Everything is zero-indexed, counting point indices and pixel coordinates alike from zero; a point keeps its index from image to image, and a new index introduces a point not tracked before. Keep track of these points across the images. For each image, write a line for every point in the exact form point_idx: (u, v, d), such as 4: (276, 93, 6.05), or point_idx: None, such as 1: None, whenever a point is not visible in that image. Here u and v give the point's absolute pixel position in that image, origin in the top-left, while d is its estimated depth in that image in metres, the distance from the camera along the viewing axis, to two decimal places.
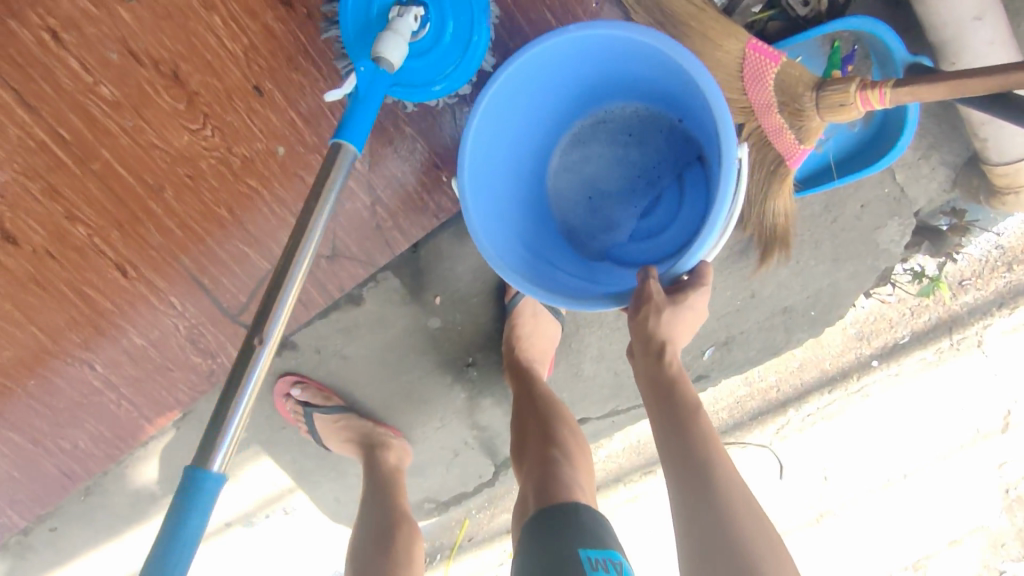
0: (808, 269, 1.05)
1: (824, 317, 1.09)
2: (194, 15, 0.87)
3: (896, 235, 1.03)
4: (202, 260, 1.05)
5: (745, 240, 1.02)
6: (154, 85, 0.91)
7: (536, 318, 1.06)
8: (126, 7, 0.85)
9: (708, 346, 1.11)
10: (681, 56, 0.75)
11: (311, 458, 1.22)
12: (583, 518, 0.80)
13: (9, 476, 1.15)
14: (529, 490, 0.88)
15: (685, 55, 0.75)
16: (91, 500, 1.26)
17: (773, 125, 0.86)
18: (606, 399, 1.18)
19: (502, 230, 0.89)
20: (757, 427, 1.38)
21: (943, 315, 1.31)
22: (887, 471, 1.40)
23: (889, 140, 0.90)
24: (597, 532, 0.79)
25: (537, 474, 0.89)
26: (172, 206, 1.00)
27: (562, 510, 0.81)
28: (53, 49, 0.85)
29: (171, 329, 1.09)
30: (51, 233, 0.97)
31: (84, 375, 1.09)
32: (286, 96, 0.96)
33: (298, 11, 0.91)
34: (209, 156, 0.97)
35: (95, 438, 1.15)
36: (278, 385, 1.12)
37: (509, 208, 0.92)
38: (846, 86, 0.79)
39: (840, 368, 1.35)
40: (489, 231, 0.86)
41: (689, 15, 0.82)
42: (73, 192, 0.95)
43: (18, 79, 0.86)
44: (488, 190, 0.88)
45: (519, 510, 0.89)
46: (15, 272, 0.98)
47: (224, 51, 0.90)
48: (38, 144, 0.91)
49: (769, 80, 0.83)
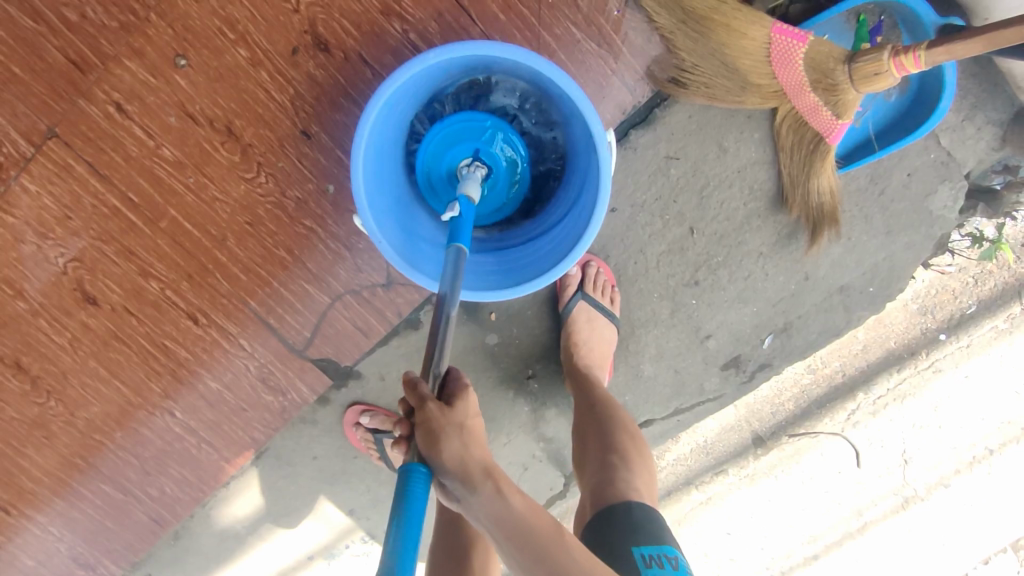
0: (861, 244, 1.04)
1: (884, 293, 1.07)
2: (243, 74, 0.94)
3: (948, 200, 1.01)
4: (267, 302, 1.07)
5: (791, 222, 1.02)
6: (212, 143, 0.98)
7: (592, 323, 1.04)
8: (181, 74, 0.94)
9: (767, 335, 1.10)
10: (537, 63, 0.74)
11: (384, 484, 1.25)
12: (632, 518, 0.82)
13: (103, 525, 1.21)
14: (587, 496, 0.89)
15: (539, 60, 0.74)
16: (180, 544, 1.28)
17: (808, 103, 0.88)
18: (669, 399, 1.15)
19: (404, 236, 0.88)
20: (827, 415, 1.35)
21: (1010, 279, 1.25)
22: (970, 449, 1.35)
23: (930, 103, 0.89)
24: (652, 527, 0.82)
25: (595, 481, 0.89)
26: (234, 254, 1.04)
27: (612, 510, 0.83)
28: (118, 119, 0.96)
29: (242, 370, 1.12)
30: (128, 289, 1.05)
31: (166, 422, 1.14)
32: (333, 138, 0.99)
33: (336, 55, 0.94)
34: (266, 203, 1.01)
35: (180, 483, 1.19)
36: (347, 416, 1.17)
37: (397, 208, 0.89)
38: (878, 54, 0.79)
39: (907, 346, 1.31)
40: (402, 252, 0.85)
41: (710, 8, 0.85)
42: (145, 251, 1.03)
43: (91, 152, 0.97)
44: (387, 212, 0.86)
45: (581, 513, 0.91)
46: (98, 330, 1.07)
47: (274, 103, 0.96)
48: (112, 209, 1.01)
49: (798, 61, 0.85)
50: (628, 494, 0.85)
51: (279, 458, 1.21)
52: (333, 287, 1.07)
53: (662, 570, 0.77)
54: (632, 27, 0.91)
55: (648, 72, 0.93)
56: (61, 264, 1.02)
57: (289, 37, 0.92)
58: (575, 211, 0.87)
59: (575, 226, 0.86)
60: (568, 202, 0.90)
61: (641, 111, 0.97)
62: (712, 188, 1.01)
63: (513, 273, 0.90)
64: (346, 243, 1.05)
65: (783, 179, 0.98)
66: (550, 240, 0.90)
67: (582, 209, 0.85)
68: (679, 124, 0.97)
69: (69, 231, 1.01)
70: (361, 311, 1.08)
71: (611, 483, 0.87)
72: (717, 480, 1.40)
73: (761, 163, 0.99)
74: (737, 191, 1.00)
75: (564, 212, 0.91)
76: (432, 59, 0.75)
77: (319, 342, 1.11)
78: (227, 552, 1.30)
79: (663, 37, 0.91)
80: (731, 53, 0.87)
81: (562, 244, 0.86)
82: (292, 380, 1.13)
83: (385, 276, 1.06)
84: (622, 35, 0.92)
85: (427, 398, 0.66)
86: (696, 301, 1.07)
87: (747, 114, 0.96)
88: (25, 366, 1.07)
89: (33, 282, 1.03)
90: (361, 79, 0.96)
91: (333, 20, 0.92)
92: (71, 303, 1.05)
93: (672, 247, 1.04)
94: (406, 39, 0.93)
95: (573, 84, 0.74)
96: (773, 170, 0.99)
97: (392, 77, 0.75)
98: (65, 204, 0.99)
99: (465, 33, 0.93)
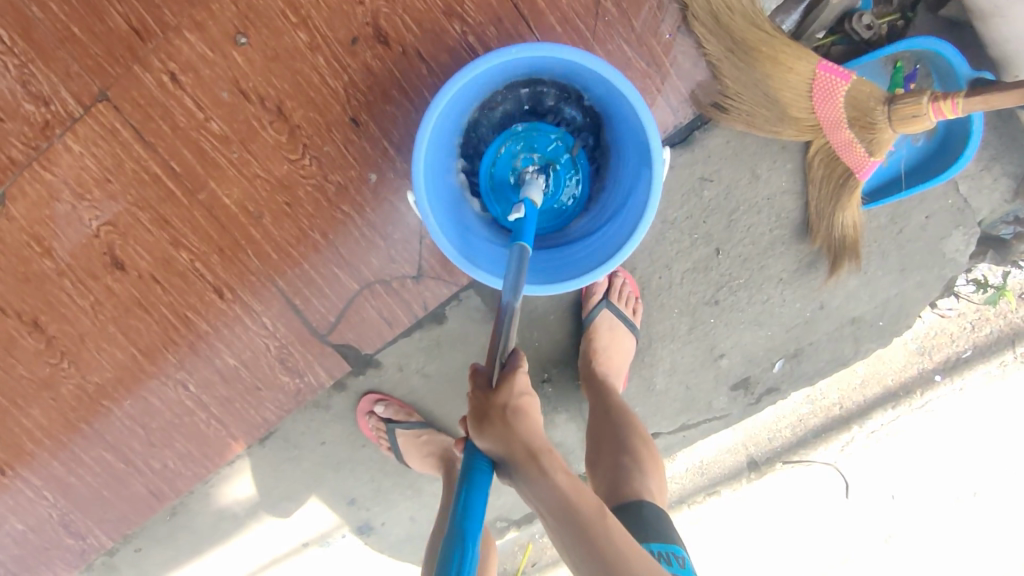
0: (876, 279, 1.08)
1: (892, 327, 1.12)
2: (300, 56, 0.96)
3: (961, 244, 1.07)
4: (295, 283, 1.08)
5: (813, 252, 1.06)
6: (261, 121, 0.99)
7: (613, 332, 1.07)
8: (239, 50, 0.96)
9: (778, 359, 1.14)
10: (608, 72, 0.78)
11: (388, 476, 1.24)
12: (645, 515, 0.84)
13: (99, 495, 1.19)
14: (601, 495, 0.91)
15: (609, 70, 0.78)
16: (175, 521, 1.26)
17: (843, 139, 0.93)
18: (677, 413, 1.18)
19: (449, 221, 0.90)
20: (821, 444, 1.39)
21: (1005, 328, 1.31)
22: (956, 489, 1.40)
23: (955, 151, 0.95)
24: (659, 525, 0.84)
25: (608, 480, 0.91)
26: (269, 231, 1.05)
27: (640, 504, 0.85)
28: (171, 89, 0.97)
29: (262, 349, 1.12)
30: (158, 258, 1.06)
31: (178, 395, 1.14)
32: (381, 128, 1.00)
33: (394, 48, 0.96)
34: (307, 184, 1.03)
35: (183, 458, 1.18)
36: (360, 403, 1.17)
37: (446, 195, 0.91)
38: (917, 98, 0.84)
39: (903, 384, 1.36)
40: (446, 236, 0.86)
41: (761, 41, 0.89)
42: (181, 222, 1.04)
43: (139, 118, 0.99)
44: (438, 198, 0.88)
45: None
46: (122, 296, 1.08)
47: (326, 88, 0.98)
48: (152, 176, 1.02)
49: (839, 98, 0.90)
50: (642, 490, 0.88)
51: (286, 441, 1.19)
52: (362, 273, 1.08)
53: (670, 567, 0.81)
54: (681, 51, 0.96)
55: (692, 95, 0.97)
56: (94, 226, 1.04)
57: (350, 26, 0.95)
58: (614, 222, 0.90)
59: (610, 232, 0.89)
60: (605, 214, 0.94)
61: (682, 132, 1.00)
62: (741, 213, 1.05)
63: (544, 270, 0.92)
64: (380, 231, 1.06)
65: (810, 210, 1.03)
66: (586, 245, 0.93)
67: (623, 220, 0.88)
68: (717, 148, 1.01)
69: (106, 194, 1.03)
70: (388, 301, 1.10)
71: (623, 482, 0.89)
72: (710, 500, 1.42)
73: (790, 193, 1.03)
74: (764, 218, 1.04)
75: (601, 222, 0.94)
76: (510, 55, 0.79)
77: (343, 327, 1.11)
78: (223, 532, 1.29)
79: (710, 63, 0.95)
80: (774, 85, 0.91)
81: (600, 251, 0.89)
82: (310, 363, 1.13)
83: (416, 267, 1.08)
84: (671, 57, 0.96)
85: (481, 386, 0.67)
86: (714, 321, 1.11)
87: (782, 145, 1.01)
88: (43, 325, 1.08)
89: (62, 242, 1.04)
90: (415, 74, 0.98)
91: (396, 14, 0.95)
92: (99, 267, 1.06)
93: (697, 265, 1.07)
94: (464, 40, 0.96)
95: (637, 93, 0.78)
96: (801, 201, 1.03)
97: (476, 61, 0.79)
98: (107, 166, 1.01)
99: (521, 40, 0.96)
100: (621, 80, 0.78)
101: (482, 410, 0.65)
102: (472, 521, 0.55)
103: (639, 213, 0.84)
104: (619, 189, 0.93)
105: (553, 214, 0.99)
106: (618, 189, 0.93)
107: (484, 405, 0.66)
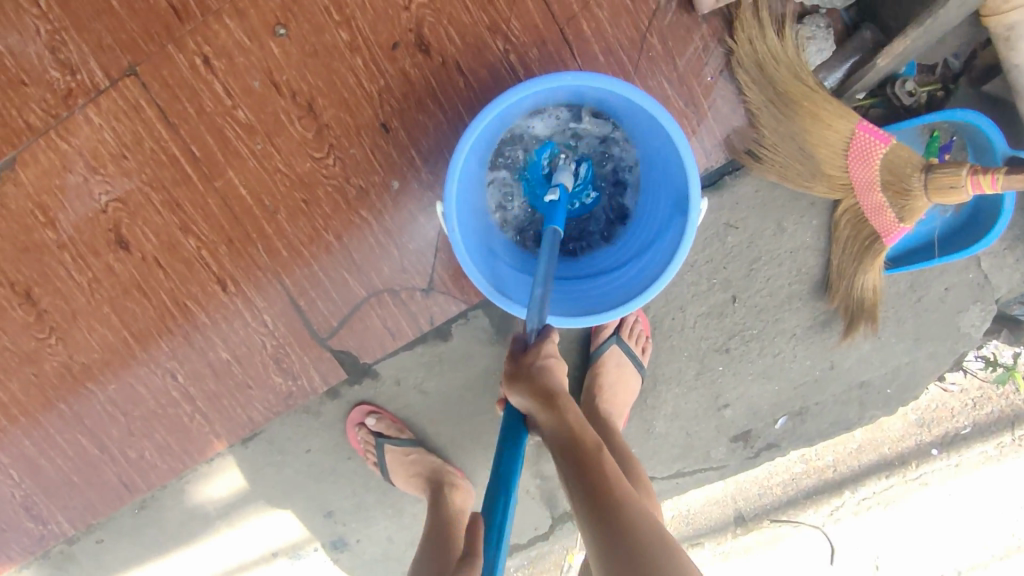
0: (889, 345, 1.07)
1: (900, 396, 1.11)
2: (338, 55, 0.95)
3: (977, 320, 1.06)
4: (302, 283, 1.04)
5: (829, 311, 1.05)
6: (290, 115, 0.98)
7: (621, 370, 1.05)
8: (277, 42, 0.95)
9: (782, 415, 1.12)
10: (658, 112, 0.77)
11: (370, 492, 1.18)
12: None
13: (68, 480, 1.14)
14: None
15: (660, 110, 0.77)
16: (144, 514, 1.20)
17: (874, 202, 0.92)
18: (674, 459, 1.15)
19: (475, 242, 0.88)
20: (811, 506, 1.36)
21: (1006, 409, 1.30)
22: (941, 567, 1.38)
23: (983, 228, 0.95)
24: None
25: None
26: (282, 228, 1.02)
27: None
28: (202, 72, 0.96)
29: (258, 347, 1.07)
30: (164, 242, 1.03)
31: (166, 384, 1.10)
32: (410, 136, 0.98)
33: (434, 59, 0.95)
34: (327, 184, 1.00)
35: (161, 450, 1.13)
36: (352, 414, 1.13)
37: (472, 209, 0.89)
38: (957, 169, 0.84)
39: (899, 454, 1.33)
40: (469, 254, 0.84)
41: (802, 94, 0.89)
42: (192, 207, 1.02)
43: (166, 98, 0.97)
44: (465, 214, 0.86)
45: None
46: (121, 276, 1.05)
47: (360, 90, 0.97)
48: (170, 158, 1.00)
49: (875, 161, 0.89)
50: None
51: (271, 444, 1.14)
52: (371, 280, 1.04)
53: None
54: (721, 95, 0.95)
55: (727, 140, 0.97)
56: (103, 202, 1.02)
57: (392, 32, 0.94)
58: (643, 258, 0.89)
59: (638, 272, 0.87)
60: (634, 247, 0.93)
61: (713, 175, 1.00)
62: (762, 263, 1.04)
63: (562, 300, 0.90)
64: (396, 240, 1.03)
65: (831, 268, 1.02)
66: (611, 278, 0.91)
67: (654, 255, 0.87)
68: (745, 196, 1.01)
69: (121, 170, 1.01)
70: (394, 312, 1.06)
71: None
72: (693, 552, 1.39)
73: (812, 249, 1.02)
74: (784, 271, 1.03)
75: (628, 256, 0.92)
76: (562, 79, 0.78)
77: (344, 334, 1.07)
78: (190, 533, 1.22)
79: (749, 111, 0.95)
80: (811, 140, 0.91)
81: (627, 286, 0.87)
82: (305, 368, 1.08)
83: (428, 280, 1.05)
84: (710, 100, 0.96)
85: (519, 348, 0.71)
86: (722, 369, 1.09)
87: (811, 200, 1.00)
88: (36, 298, 1.06)
89: (68, 214, 1.02)
90: (452, 87, 0.97)
91: (440, 25, 0.94)
92: (103, 244, 1.04)
93: (712, 311, 1.06)
94: (506, 59, 0.95)
95: (685, 138, 0.77)
96: (823, 258, 1.03)
97: (517, 85, 0.77)
98: (125, 143, 0.99)
99: (563, 65, 0.96)
100: (667, 116, 0.77)
101: (515, 367, 0.68)
102: (511, 469, 0.64)
103: (671, 251, 0.83)
104: (650, 223, 0.91)
105: (577, 239, 0.97)
106: (650, 223, 0.91)
107: (518, 364, 0.68)
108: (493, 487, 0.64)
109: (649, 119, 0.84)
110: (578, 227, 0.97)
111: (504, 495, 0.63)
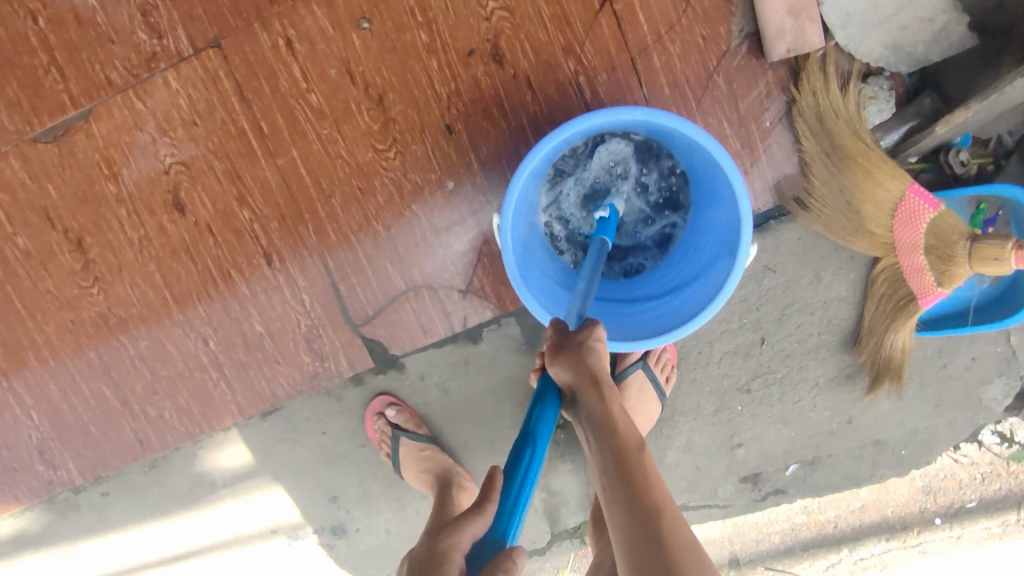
0: (909, 407, 1.09)
1: (913, 459, 1.12)
2: (415, 54, 0.99)
3: (999, 393, 1.07)
4: (345, 267, 1.07)
5: (854, 366, 1.07)
6: (359, 105, 1.01)
7: (643, 395, 1.06)
8: (359, 34, 0.99)
9: (793, 462, 1.13)
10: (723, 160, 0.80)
11: (377, 482, 1.19)
12: None
13: (86, 429, 1.16)
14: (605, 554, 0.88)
15: (724, 159, 0.80)
16: (153, 473, 1.20)
17: (915, 264, 0.95)
18: (681, 491, 1.16)
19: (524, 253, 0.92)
20: (808, 559, 1.36)
21: (1014, 488, 1.30)
22: None
23: (1016, 304, 0.97)
24: None
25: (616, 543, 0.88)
26: (335, 212, 1.05)
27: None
28: (283, 54, 1.00)
29: (293, 324, 1.10)
30: (218, 210, 1.06)
31: (196, 348, 1.12)
32: (472, 141, 1.02)
33: (506, 70, 0.99)
34: (385, 175, 1.03)
35: (180, 413, 1.15)
36: (373, 403, 1.14)
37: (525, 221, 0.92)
38: (1003, 243, 0.87)
39: (902, 519, 1.33)
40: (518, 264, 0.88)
41: (858, 151, 0.92)
42: (252, 180, 1.05)
43: (244, 73, 1.01)
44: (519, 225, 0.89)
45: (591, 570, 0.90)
46: (171, 238, 1.07)
47: (431, 90, 1.00)
48: (238, 131, 1.03)
49: (922, 224, 0.92)
50: None
51: (288, 422, 1.15)
52: (413, 274, 1.07)
53: None
54: (777, 141, 0.98)
55: (777, 185, 0.99)
56: (166, 163, 1.05)
57: (470, 39, 0.98)
58: (683, 289, 0.93)
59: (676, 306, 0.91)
60: (675, 278, 0.96)
61: (758, 218, 1.02)
62: (794, 310, 1.05)
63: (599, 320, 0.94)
64: (442, 239, 1.05)
65: (862, 323, 1.03)
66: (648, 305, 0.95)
67: (694, 292, 0.91)
68: (787, 242, 1.03)
69: (189, 136, 1.04)
70: (430, 308, 1.08)
71: None
72: None
73: (846, 302, 1.04)
74: (816, 320, 1.05)
75: (668, 285, 0.96)
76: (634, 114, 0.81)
77: (378, 323, 1.09)
78: (195, 499, 1.22)
79: (803, 160, 0.97)
80: (860, 195, 0.93)
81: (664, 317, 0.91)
82: (335, 350, 1.10)
83: (467, 282, 1.07)
84: (766, 144, 0.98)
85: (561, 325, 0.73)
86: (742, 408, 1.10)
87: (851, 255, 1.02)
88: (86, 247, 1.09)
89: (131, 170, 1.06)
90: (519, 99, 1.00)
91: (517, 39, 0.98)
92: (159, 204, 1.06)
93: (739, 349, 1.07)
94: (575, 79, 0.99)
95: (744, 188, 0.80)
96: (855, 312, 1.04)
97: (589, 114, 0.81)
98: (198, 110, 1.03)
99: (628, 93, 0.99)
100: (731, 165, 0.80)
101: (561, 341, 0.71)
102: (541, 432, 0.68)
103: (714, 289, 0.87)
104: (693, 258, 0.95)
105: (619, 260, 1.00)
106: (693, 258, 0.95)
107: (564, 339, 0.71)
108: (520, 446, 0.67)
109: (709, 161, 0.87)
110: (622, 249, 1.00)
111: (528, 455, 0.66)
